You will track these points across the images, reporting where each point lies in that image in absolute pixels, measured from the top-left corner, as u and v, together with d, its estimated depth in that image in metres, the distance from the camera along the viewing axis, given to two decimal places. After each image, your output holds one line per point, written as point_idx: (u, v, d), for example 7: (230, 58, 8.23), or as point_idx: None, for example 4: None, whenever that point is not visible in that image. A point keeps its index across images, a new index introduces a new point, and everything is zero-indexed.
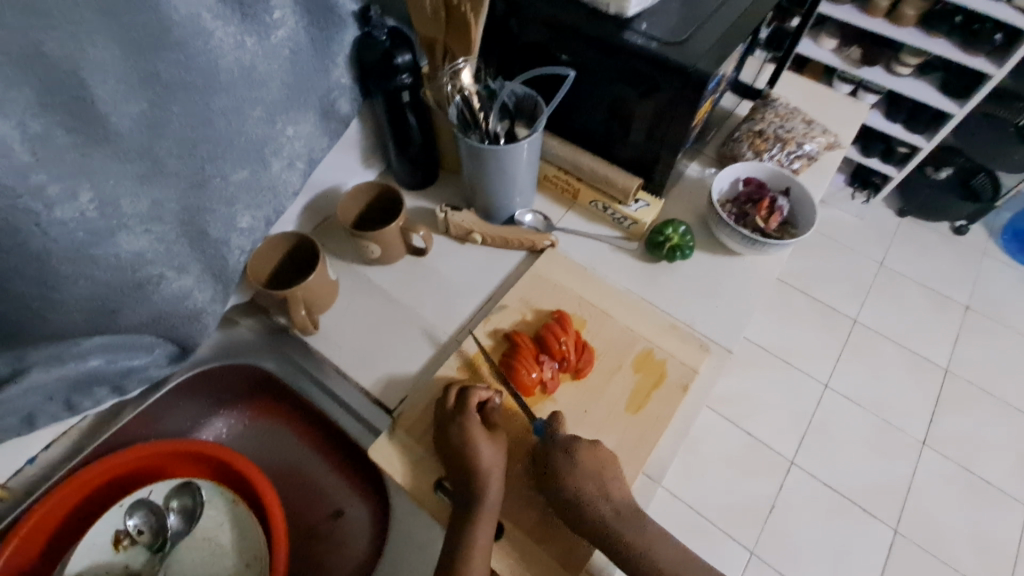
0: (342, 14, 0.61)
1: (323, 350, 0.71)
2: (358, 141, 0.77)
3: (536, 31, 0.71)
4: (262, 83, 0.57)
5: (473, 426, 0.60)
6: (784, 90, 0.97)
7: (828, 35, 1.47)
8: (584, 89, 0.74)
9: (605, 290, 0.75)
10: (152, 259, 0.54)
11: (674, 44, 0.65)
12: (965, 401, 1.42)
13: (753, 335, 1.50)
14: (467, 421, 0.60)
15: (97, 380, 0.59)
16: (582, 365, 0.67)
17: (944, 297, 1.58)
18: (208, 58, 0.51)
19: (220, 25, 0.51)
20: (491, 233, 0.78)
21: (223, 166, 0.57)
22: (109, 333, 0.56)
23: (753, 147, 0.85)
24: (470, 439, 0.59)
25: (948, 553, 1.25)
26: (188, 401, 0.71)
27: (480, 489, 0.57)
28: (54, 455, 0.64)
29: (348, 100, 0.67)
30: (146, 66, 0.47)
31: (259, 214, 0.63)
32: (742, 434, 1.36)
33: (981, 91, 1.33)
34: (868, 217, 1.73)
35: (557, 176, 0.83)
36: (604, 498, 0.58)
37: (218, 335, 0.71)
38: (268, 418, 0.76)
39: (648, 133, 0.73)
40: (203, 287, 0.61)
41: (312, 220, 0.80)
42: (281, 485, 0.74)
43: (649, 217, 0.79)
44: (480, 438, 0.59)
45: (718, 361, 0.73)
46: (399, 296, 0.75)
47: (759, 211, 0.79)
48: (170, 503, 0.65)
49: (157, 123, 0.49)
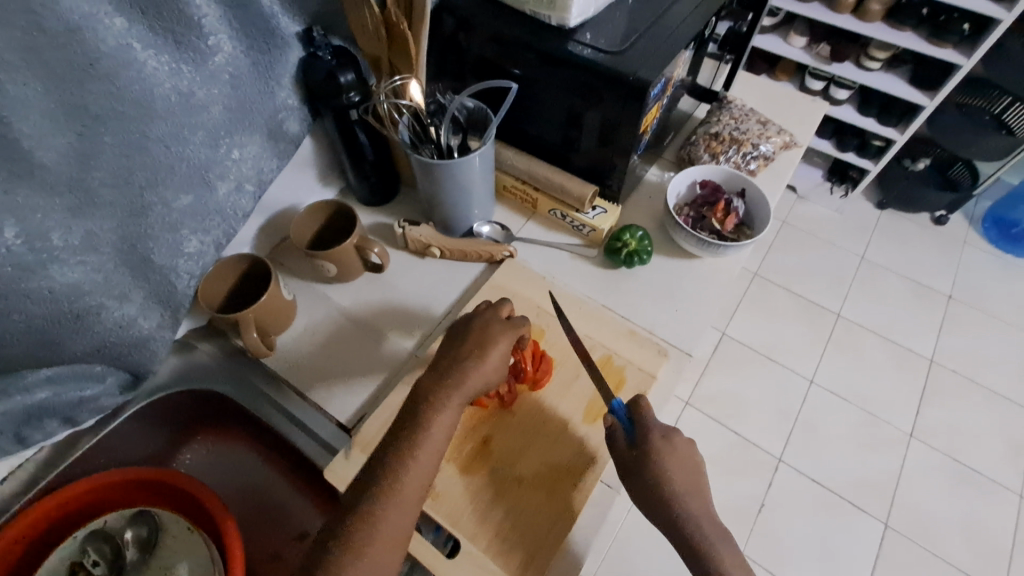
0: (284, 36, 0.62)
1: (280, 371, 0.71)
2: (312, 160, 0.78)
3: (486, 46, 0.71)
4: (203, 109, 0.57)
5: (502, 345, 0.60)
6: (741, 92, 0.99)
7: (798, 33, 1.48)
8: (534, 101, 0.74)
9: (566, 297, 0.76)
10: (89, 290, 0.54)
11: (618, 54, 0.66)
12: (951, 391, 1.42)
13: (737, 334, 1.49)
14: (504, 337, 0.61)
15: (48, 412, 0.58)
16: (540, 375, 0.68)
17: (926, 288, 1.58)
18: (143, 87, 0.51)
19: (151, 54, 0.51)
20: (449, 246, 0.78)
21: (164, 194, 0.57)
22: (55, 363, 0.55)
23: (709, 149, 0.86)
24: (488, 352, 0.59)
25: (939, 547, 1.25)
26: (148, 428, 0.70)
27: (467, 379, 0.57)
28: (8, 489, 0.64)
29: (296, 120, 0.68)
30: (71, 98, 0.46)
31: (207, 238, 0.63)
32: (730, 433, 1.36)
33: (952, 82, 1.33)
34: (848, 212, 1.73)
35: (514, 186, 0.83)
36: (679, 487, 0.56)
37: (174, 359, 0.71)
38: (229, 442, 0.74)
39: (600, 142, 0.74)
40: (148, 313, 0.61)
41: (268, 240, 0.79)
42: (248, 508, 0.73)
43: (607, 224, 0.79)
44: (494, 354, 0.60)
45: (677, 364, 0.73)
46: (358, 314, 0.75)
47: (715, 213, 0.79)
48: (125, 533, 0.65)
49: (87, 155, 0.49)
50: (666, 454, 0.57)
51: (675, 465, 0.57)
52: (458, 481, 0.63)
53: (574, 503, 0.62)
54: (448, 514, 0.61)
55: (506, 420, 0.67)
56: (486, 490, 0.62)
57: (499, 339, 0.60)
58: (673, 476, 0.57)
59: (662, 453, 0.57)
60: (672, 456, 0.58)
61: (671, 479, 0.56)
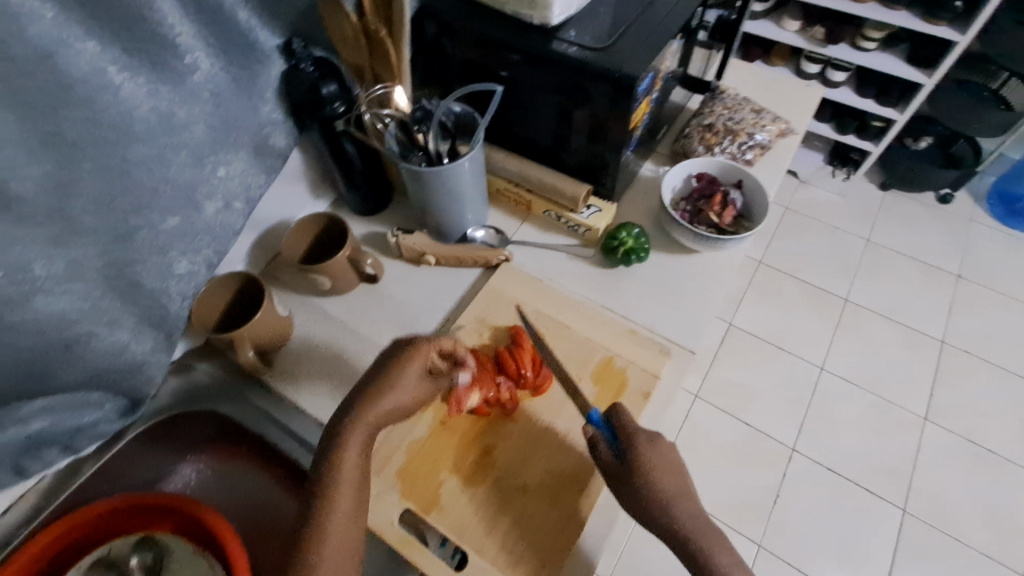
0: (263, 50, 0.61)
1: (280, 387, 0.70)
2: (302, 173, 0.77)
3: (469, 48, 0.70)
4: (184, 128, 0.57)
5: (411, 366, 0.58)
6: (734, 80, 0.97)
7: (790, 16, 1.46)
8: (522, 102, 0.73)
9: (563, 302, 0.75)
10: (77, 318, 0.53)
11: (603, 50, 0.64)
12: (964, 372, 1.40)
13: (743, 324, 1.48)
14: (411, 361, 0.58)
15: (46, 441, 0.58)
16: (541, 381, 0.67)
17: (934, 268, 1.56)
18: (120, 111, 0.50)
19: (127, 76, 0.50)
20: (444, 253, 0.78)
21: (149, 217, 0.56)
22: (49, 394, 0.55)
23: (704, 141, 0.85)
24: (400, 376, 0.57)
25: (960, 531, 1.23)
26: (152, 451, 0.70)
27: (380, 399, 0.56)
28: (14, 519, 0.64)
29: (282, 134, 0.67)
30: (46, 126, 0.46)
31: (197, 258, 0.62)
32: (741, 424, 1.34)
33: (949, 59, 1.30)
34: (851, 194, 1.70)
35: (507, 189, 0.82)
36: (680, 488, 0.55)
37: (173, 380, 0.71)
38: (234, 460, 0.73)
39: (591, 141, 0.73)
40: (141, 338, 0.60)
41: (262, 257, 0.79)
42: (258, 530, 0.71)
43: (602, 223, 0.78)
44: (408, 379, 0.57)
45: (681, 363, 0.71)
46: (355, 327, 0.74)
47: (712, 207, 0.78)
48: (131, 560, 0.64)
49: (67, 183, 0.48)
50: (664, 457, 0.56)
51: (672, 467, 0.56)
52: (462, 493, 0.62)
53: (580, 514, 0.61)
54: (453, 527, 0.60)
55: (509, 428, 0.66)
56: (493, 500, 0.61)
57: (408, 367, 0.58)
58: (674, 476, 0.56)
59: (662, 453, 0.56)
60: (670, 456, 0.56)
61: (671, 479, 0.55)
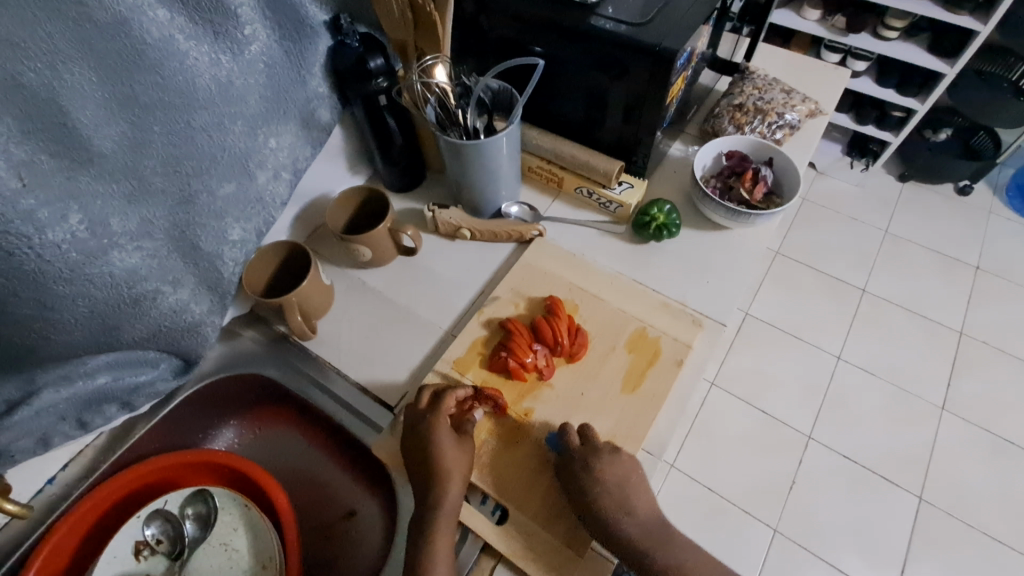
0: (313, 25, 0.63)
1: (322, 353, 0.73)
2: (342, 149, 0.79)
3: (508, 25, 0.72)
4: (241, 98, 0.59)
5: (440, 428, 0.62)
6: (761, 64, 0.98)
7: (811, 5, 1.46)
8: (557, 78, 0.75)
9: (596, 276, 0.77)
10: (146, 275, 0.56)
11: (641, 25, 0.66)
12: (982, 362, 1.40)
13: (760, 313, 1.49)
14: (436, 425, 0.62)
15: (107, 397, 0.61)
16: (576, 349, 0.69)
17: (953, 259, 1.56)
18: (186, 77, 0.53)
19: (193, 44, 0.53)
20: (480, 228, 0.80)
21: (208, 182, 0.58)
22: (113, 350, 0.58)
23: (734, 121, 0.86)
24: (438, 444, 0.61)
25: (978, 519, 1.23)
26: (202, 414, 0.73)
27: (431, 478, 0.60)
28: (71, 474, 0.66)
29: (327, 108, 0.69)
30: (123, 89, 0.48)
31: (248, 226, 0.65)
32: (759, 413, 1.35)
33: (970, 48, 1.30)
34: (869, 185, 1.70)
35: (540, 166, 0.84)
36: None
37: (220, 347, 0.73)
38: (275, 425, 0.77)
39: (625, 117, 0.75)
40: (199, 299, 0.63)
41: (304, 228, 0.81)
42: (297, 488, 0.76)
43: (634, 199, 0.80)
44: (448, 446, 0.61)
45: (711, 335, 0.73)
46: (394, 297, 0.77)
47: (743, 183, 0.79)
48: (185, 511, 0.68)
49: (139, 144, 0.51)
50: None
51: None
52: (502, 456, 0.64)
53: None
54: (495, 485, 0.63)
55: (547, 393, 0.68)
56: (532, 463, 0.64)
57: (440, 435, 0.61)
58: None
59: None
60: None
61: None
